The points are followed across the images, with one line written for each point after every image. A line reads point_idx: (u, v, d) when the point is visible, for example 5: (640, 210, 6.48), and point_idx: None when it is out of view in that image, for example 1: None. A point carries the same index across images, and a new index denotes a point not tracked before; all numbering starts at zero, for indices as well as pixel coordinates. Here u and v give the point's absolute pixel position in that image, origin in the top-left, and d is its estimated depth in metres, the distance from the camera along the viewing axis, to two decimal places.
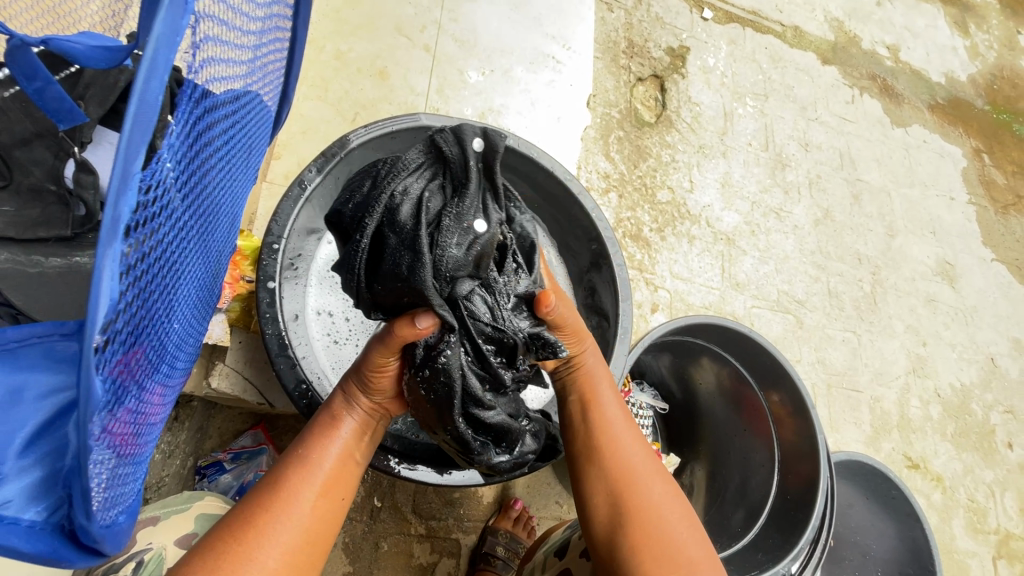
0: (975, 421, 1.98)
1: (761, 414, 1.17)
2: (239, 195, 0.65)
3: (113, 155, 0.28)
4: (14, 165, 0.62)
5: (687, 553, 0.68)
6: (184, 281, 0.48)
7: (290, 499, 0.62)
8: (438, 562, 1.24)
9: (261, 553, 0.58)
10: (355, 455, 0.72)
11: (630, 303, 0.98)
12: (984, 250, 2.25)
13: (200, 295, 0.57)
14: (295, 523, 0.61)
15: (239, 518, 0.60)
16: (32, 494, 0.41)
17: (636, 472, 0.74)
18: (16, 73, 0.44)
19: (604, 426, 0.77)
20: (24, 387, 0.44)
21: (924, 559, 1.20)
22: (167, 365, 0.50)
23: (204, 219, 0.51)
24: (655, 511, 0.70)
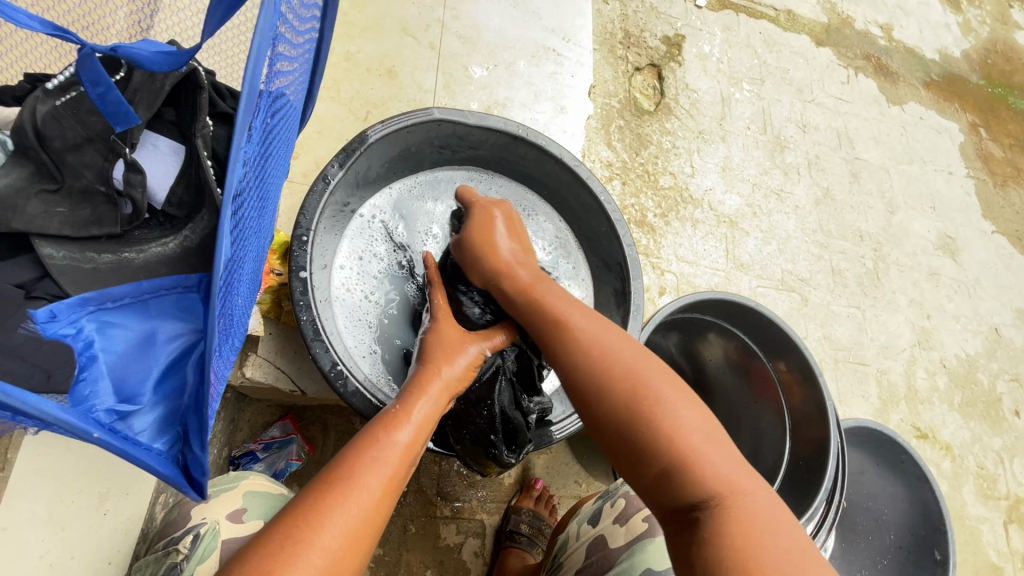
0: (982, 390, 2.01)
1: (771, 384, 1.20)
2: (278, 187, 0.70)
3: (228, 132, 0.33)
4: (66, 169, 0.65)
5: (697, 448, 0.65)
6: (246, 260, 0.53)
7: (343, 494, 0.61)
8: (464, 542, 1.29)
9: (321, 536, 0.57)
10: (415, 449, 0.71)
11: (642, 281, 1.02)
12: (984, 223, 2.28)
13: (253, 277, 0.62)
14: (360, 508, 0.61)
15: (309, 500, 0.60)
16: (156, 429, 0.52)
17: (640, 375, 0.71)
18: (82, 79, 0.49)
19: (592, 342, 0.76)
20: (157, 334, 0.57)
21: (935, 520, 1.23)
22: (231, 340, 0.55)
23: (259, 203, 0.56)
24: (667, 413, 0.68)
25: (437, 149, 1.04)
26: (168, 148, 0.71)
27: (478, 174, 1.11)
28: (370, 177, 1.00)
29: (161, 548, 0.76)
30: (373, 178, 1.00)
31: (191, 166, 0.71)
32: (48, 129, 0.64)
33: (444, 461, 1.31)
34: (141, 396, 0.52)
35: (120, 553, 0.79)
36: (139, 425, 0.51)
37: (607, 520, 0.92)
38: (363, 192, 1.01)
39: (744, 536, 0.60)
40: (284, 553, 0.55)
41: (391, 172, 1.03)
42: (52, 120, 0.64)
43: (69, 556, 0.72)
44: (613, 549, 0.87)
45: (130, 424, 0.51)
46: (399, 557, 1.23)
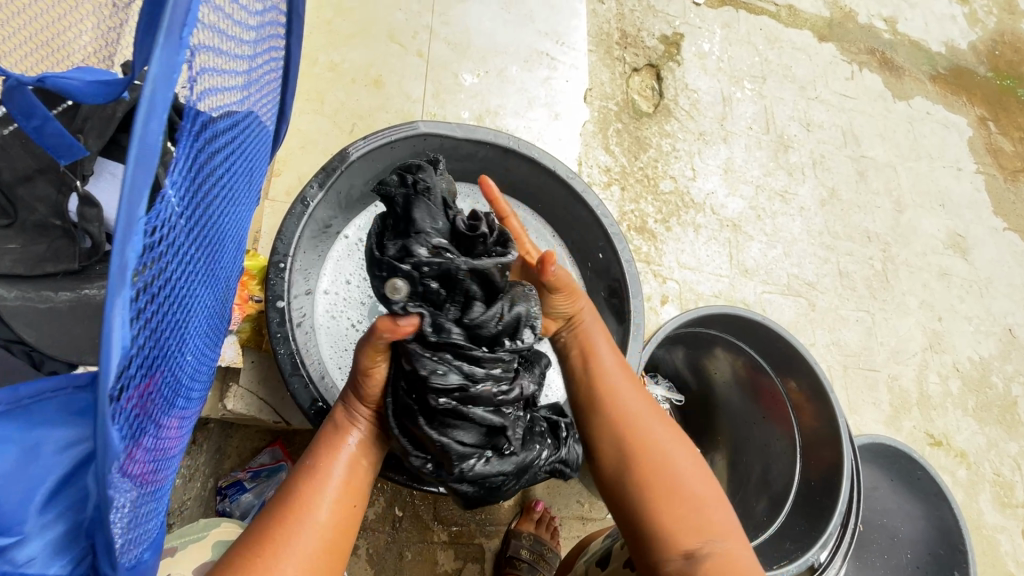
0: (996, 394, 1.95)
1: (779, 401, 1.16)
2: (242, 216, 0.65)
3: (118, 201, 0.27)
4: (19, 202, 0.67)
5: (694, 485, 0.70)
6: (196, 310, 0.48)
7: (291, 523, 0.61)
8: (462, 568, 1.24)
9: (279, 566, 0.58)
10: (364, 461, 0.70)
11: (642, 299, 0.97)
12: (995, 220, 2.21)
13: (210, 322, 0.57)
14: (310, 534, 0.61)
15: (260, 531, 0.60)
16: (53, 547, 0.40)
17: (645, 418, 0.75)
18: (12, 110, 0.43)
19: (604, 385, 0.78)
20: (41, 443, 0.41)
21: (953, 539, 1.18)
22: (178, 399, 0.50)
23: (208, 243, 0.50)
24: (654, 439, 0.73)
25: None
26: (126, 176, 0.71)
27: (470, 188, 1.06)
28: (356, 195, 0.95)
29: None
30: (359, 196, 0.96)
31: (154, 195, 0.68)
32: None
33: None
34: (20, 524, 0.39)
35: None
36: (24, 555, 0.40)
37: (617, 563, 0.85)
38: (348, 209, 0.96)
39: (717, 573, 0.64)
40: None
41: None
42: (3, 153, 0.65)
43: None
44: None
45: (10, 556, 0.39)
46: None
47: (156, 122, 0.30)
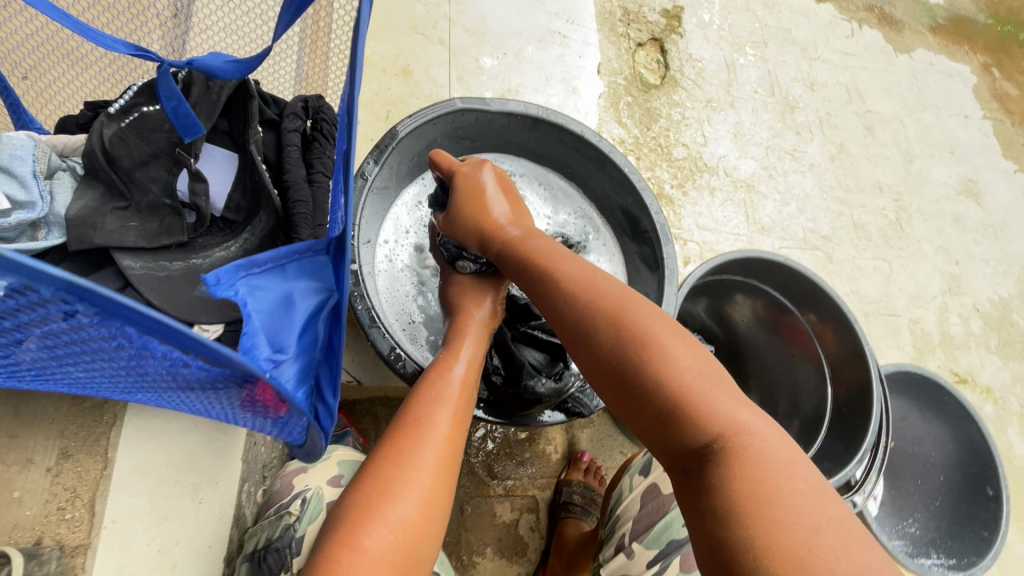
0: (1018, 331, 1.99)
1: (803, 333, 1.23)
2: None
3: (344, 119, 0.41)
4: (135, 185, 0.70)
5: (690, 370, 0.65)
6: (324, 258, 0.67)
7: (415, 440, 0.69)
8: (519, 518, 1.33)
9: (408, 476, 0.66)
10: (470, 393, 0.80)
11: (674, 247, 1.03)
12: (1005, 163, 2.25)
13: None
14: (433, 450, 0.69)
15: (389, 449, 0.68)
16: (297, 377, 0.53)
17: (630, 318, 0.70)
18: (159, 93, 0.54)
19: (581, 297, 0.75)
20: (293, 293, 0.53)
21: (985, 457, 1.25)
22: None
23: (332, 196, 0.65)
24: (669, 358, 0.66)
25: (462, 137, 1.07)
26: (222, 156, 0.76)
27: (503, 159, 1.15)
28: (402, 170, 1.03)
29: (273, 515, 0.81)
30: (405, 171, 1.04)
31: (247, 171, 0.76)
32: (116, 150, 0.68)
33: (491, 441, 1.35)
34: (286, 347, 0.52)
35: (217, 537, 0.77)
36: (286, 376, 0.52)
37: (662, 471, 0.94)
38: (397, 183, 1.04)
39: (774, 502, 0.54)
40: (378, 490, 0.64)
41: (421, 164, 1.06)
42: (119, 141, 0.68)
43: (174, 543, 0.72)
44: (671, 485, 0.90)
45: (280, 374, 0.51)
46: (459, 537, 1.27)
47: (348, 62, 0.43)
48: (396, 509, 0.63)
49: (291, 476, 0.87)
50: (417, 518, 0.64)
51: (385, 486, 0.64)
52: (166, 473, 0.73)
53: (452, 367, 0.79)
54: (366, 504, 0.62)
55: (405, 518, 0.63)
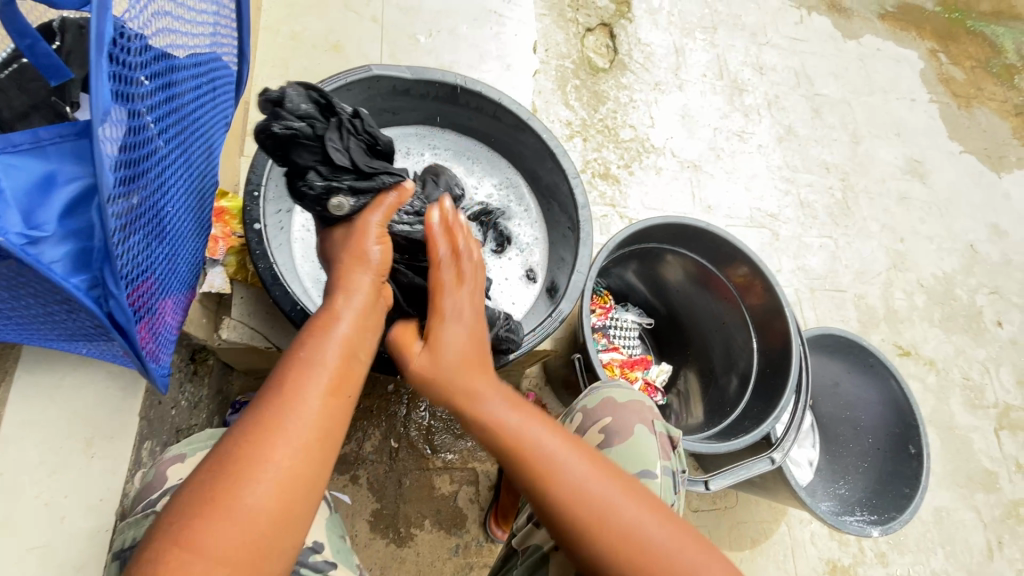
0: (962, 306, 2.04)
1: (728, 290, 1.26)
2: (208, 146, 0.78)
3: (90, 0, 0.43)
4: (15, 138, 0.67)
5: (613, 507, 0.62)
6: (171, 195, 0.66)
7: (273, 422, 0.58)
8: (458, 490, 1.34)
9: (264, 470, 0.56)
10: (359, 351, 0.68)
11: (590, 209, 1.06)
12: (951, 144, 2.31)
13: (190, 215, 0.73)
14: (302, 431, 0.59)
15: (240, 442, 0.57)
16: (71, 265, 0.49)
17: (536, 450, 0.64)
18: (9, 32, 0.53)
19: (493, 422, 0.66)
20: (55, 173, 0.48)
21: (908, 417, 1.27)
22: (165, 264, 0.66)
23: (178, 139, 0.68)
24: (569, 493, 0.62)
25: (382, 105, 1.08)
26: None
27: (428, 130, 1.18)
28: None
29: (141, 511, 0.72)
30: None
31: None
32: None
33: (431, 415, 1.36)
34: (46, 224, 0.48)
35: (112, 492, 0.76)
36: (49, 255, 0.48)
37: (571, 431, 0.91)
38: None
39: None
40: (224, 482, 0.54)
41: None
42: None
43: (61, 495, 0.71)
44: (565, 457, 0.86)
45: (37, 251, 0.47)
46: (397, 510, 1.28)
47: None
48: (248, 496, 0.54)
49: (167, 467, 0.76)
50: (274, 506, 0.55)
51: (236, 482, 0.55)
52: (56, 426, 0.72)
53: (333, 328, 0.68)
54: (206, 497, 0.53)
55: (256, 510, 0.54)
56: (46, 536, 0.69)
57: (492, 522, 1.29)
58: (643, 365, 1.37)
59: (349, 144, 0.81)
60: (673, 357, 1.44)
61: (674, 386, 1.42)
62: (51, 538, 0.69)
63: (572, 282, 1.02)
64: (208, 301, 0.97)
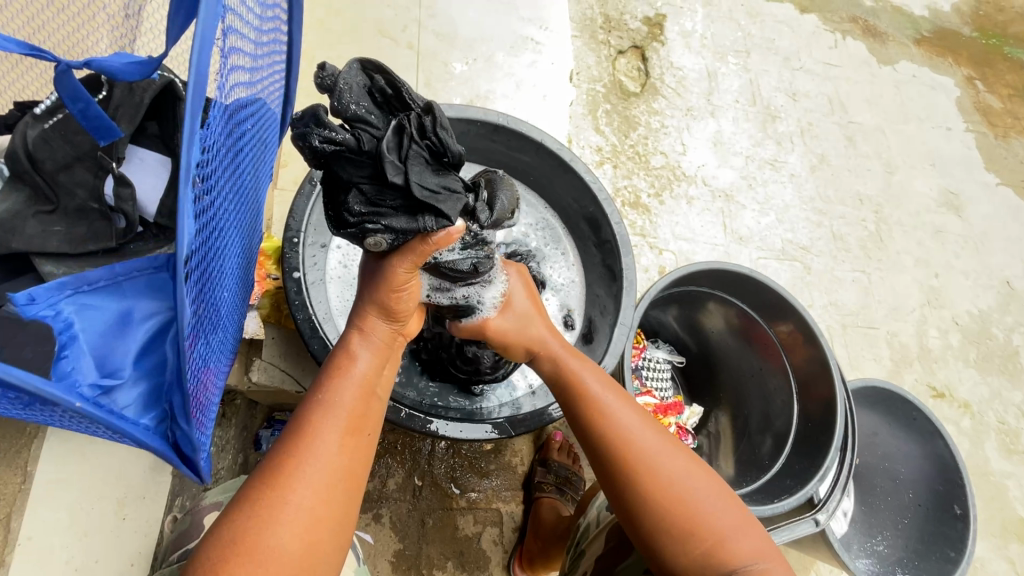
0: (998, 345, 1.98)
1: (772, 346, 1.24)
2: (258, 192, 0.76)
3: (185, 119, 0.36)
4: (59, 188, 0.67)
5: (706, 503, 0.70)
6: (227, 274, 0.63)
7: (302, 450, 0.61)
8: (482, 531, 1.30)
9: (294, 494, 0.59)
10: (376, 384, 0.71)
11: (633, 256, 1.03)
12: (988, 175, 2.24)
13: (239, 273, 0.70)
14: (326, 457, 0.62)
15: (269, 467, 0.61)
16: (143, 405, 0.49)
17: (644, 453, 0.73)
18: (62, 95, 0.50)
19: (605, 425, 0.75)
20: (132, 310, 0.51)
21: (952, 474, 1.23)
22: (218, 334, 0.63)
23: (234, 203, 0.64)
24: (670, 485, 0.70)
25: None
26: (154, 160, 0.72)
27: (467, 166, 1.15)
28: None
29: (176, 561, 0.72)
30: None
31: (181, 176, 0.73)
32: (39, 152, 0.65)
33: (455, 453, 1.33)
34: (124, 370, 0.50)
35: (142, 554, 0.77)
36: (123, 400, 0.49)
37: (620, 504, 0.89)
38: None
39: None
40: (252, 520, 0.57)
41: None
42: (42, 144, 0.66)
43: (94, 559, 0.71)
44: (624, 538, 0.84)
45: (114, 399, 0.49)
46: (420, 551, 1.25)
47: (204, 60, 0.39)
48: (273, 537, 0.57)
49: (205, 513, 0.76)
50: (301, 544, 0.58)
51: (269, 507, 0.58)
52: (91, 488, 0.71)
53: (352, 358, 0.70)
54: (237, 538, 0.56)
55: (282, 551, 0.57)
56: None
57: (515, 564, 1.26)
58: (676, 410, 1.33)
59: (408, 155, 0.62)
60: (703, 398, 1.40)
61: (705, 428, 1.39)
62: None
63: (615, 337, 1.00)
64: (240, 344, 0.95)
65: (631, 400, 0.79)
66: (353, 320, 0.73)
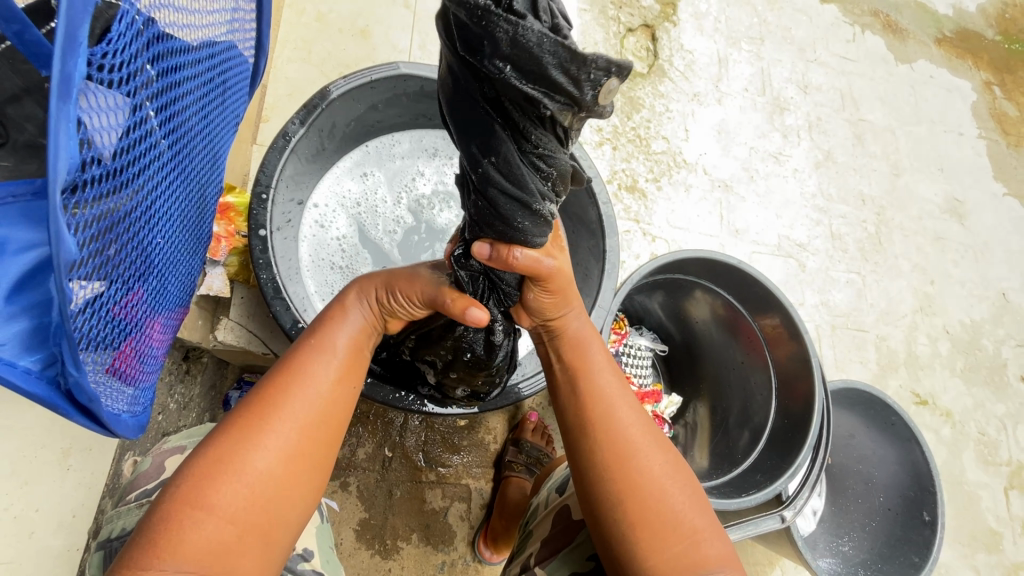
0: (986, 357, 1.96)
1: (756, 340, 1.22)
2: (218, 145, 0.73)
3: (60, 16, 0.32)
4: (8, 122, 0.63)
5: (684, 506, 0.68)
6: (166, 224, 0.60)
7: (289, 392, 0.61)
8: (449, 506, 1.30)
9: (272, 434, 0.58)
10: (365, 347, 0.72)
11: (618, 238, 1.01)
12: (995, 185, 2.19)
13: (187, 224, 0.67)
14: (310, 406, 0.61)
15: (256, 398, 0.60)
16: (24, 345, 0.44)
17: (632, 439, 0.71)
18: None
19: (603, 408, 0.73)
20: (5, 239, 0.46)
21: (924, 481, 1.22)
22: (155, 282, 0.60)
23: (182, 149, 0.61)
24: (654, 479, 0.68)
25: (407, 104, 1.04)
26: None
27: None
28: (337, 133, 0.99)
29: (132, 501, 0.67)
30: (341, 134, 1.01)
31: None
32: None
33: (428, 427, 1.32)
34: None
35: (85, 507, 0.78)
36: None
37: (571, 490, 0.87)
38: (330, 145, 1.00)
39: None
40: (235, 439, 0.56)
41: (361, 128, 1.03)
42: None
43: (34, 509, 0.70)
44: (570, 523, 0.84)
45: None
46: (385, 521, 1.24)
47: None
48: (251, 472, 0.56)
49: (165, 456, 0.72)
50: (285, 474, 0.58)
51: (247, 441, 0.57)
52: (34, 437, 0.68)
53: (346, 325, 0.70)
54: (212, 460, 0.55)
55: (263, 479, 0.56)
56: (13, 553, 0.67)
57: (480, 541, 1.26)
58: (653, 398, 1.31)
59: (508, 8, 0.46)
60: (682, 387, 1.39)
61: (682, 417, 1.38)
62: (17, 554, 0.67)
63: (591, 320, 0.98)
64: (206, 301, 0.93)
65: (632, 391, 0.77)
66: (357, 288, 0.73)
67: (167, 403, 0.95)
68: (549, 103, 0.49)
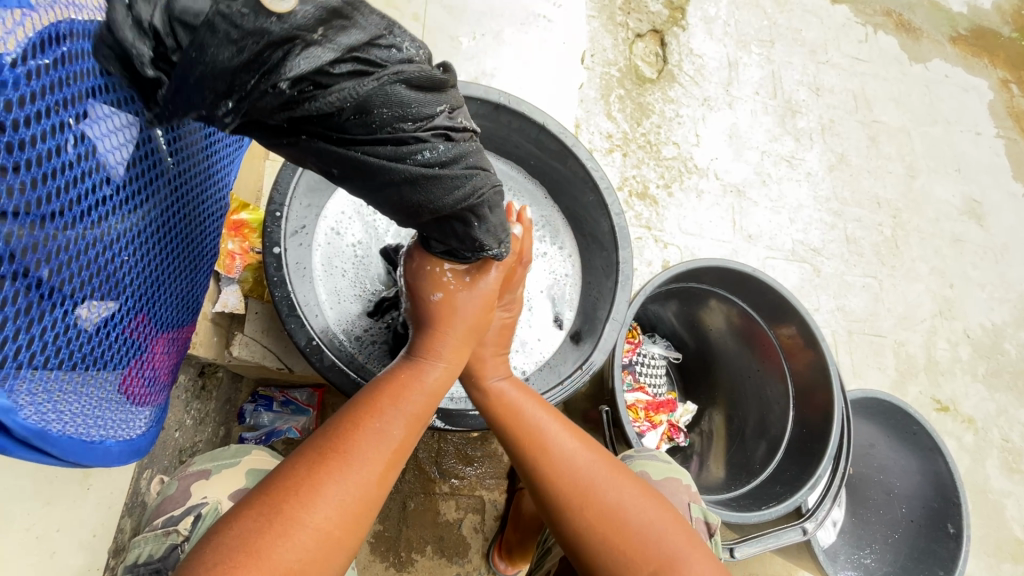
0: (1008, 361, 1.92)
1: (773, 350, 1.20)
2: (213, 156, 0.71)
3: None
4: None
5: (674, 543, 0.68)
6: (133, 253, 0.56)
7: (335, 471, 0.59)
8: (463, 518, 1.29)
9: (309, 514, 0.56)
10: (424, 415, 0.69)
11: (632, 250, 1.00)
12: (1014, 184, 2.15)
13: (173, 243, 0.65)
14: (359, 487, 0.59)
15: (303, 471, 0.58)
16: None
17: (606, 497, 0.70)
18: None
19: (574, 484, 0.70)
20: None
21: (948, 492, 1.20)
22: (125, 310, 0.57)
23: (150, 168, 0.57)
24: (641, 528, 0.68)
25: None
26: None
27: None
28: None
29: (160, 527, 0.71)
30: None
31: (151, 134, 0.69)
32: None
33: (440, 439, 1.32)
34: None
35: (104, 526, 0.79)
36: None
37: None
38: None
39: None
40: (270, 533, 0.54)
41: None
42: None
43: (55, 529, 0.70)
44: None
45: None
46: (399, 534, 1.24)
47: None
48: (285, 555, 0.53)
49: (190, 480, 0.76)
50: (312, 568, 0.55)
51: (284, 523, 0.54)
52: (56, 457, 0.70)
53: (411, 394, 0.67)
54: (247, 542, 0.53)
55: (295, 566, 0.54)
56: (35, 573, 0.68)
57: (494, 553, 1.25)
58: (668, 408, 1.28)
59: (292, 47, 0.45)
60: (697, 396, 1.37)
61: (697, 426, 1.34)
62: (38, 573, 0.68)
63: (606, 332, 0.96)
64: (221, 318, 0.94)
65: (588, 437, 0.76)
66: (433, 352, 0.72)
67: (184, 419, 0.96)
68: (305, 54, 0.44)
